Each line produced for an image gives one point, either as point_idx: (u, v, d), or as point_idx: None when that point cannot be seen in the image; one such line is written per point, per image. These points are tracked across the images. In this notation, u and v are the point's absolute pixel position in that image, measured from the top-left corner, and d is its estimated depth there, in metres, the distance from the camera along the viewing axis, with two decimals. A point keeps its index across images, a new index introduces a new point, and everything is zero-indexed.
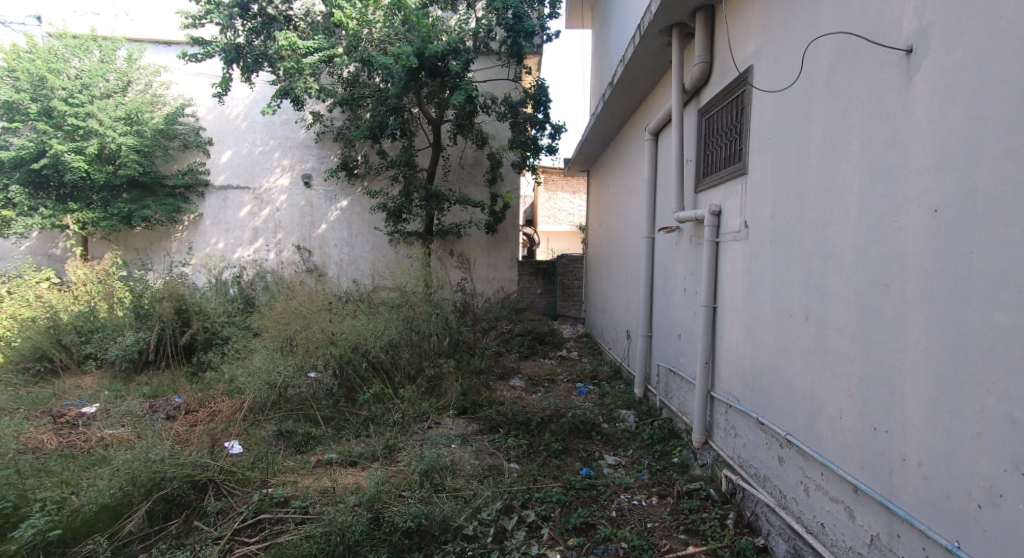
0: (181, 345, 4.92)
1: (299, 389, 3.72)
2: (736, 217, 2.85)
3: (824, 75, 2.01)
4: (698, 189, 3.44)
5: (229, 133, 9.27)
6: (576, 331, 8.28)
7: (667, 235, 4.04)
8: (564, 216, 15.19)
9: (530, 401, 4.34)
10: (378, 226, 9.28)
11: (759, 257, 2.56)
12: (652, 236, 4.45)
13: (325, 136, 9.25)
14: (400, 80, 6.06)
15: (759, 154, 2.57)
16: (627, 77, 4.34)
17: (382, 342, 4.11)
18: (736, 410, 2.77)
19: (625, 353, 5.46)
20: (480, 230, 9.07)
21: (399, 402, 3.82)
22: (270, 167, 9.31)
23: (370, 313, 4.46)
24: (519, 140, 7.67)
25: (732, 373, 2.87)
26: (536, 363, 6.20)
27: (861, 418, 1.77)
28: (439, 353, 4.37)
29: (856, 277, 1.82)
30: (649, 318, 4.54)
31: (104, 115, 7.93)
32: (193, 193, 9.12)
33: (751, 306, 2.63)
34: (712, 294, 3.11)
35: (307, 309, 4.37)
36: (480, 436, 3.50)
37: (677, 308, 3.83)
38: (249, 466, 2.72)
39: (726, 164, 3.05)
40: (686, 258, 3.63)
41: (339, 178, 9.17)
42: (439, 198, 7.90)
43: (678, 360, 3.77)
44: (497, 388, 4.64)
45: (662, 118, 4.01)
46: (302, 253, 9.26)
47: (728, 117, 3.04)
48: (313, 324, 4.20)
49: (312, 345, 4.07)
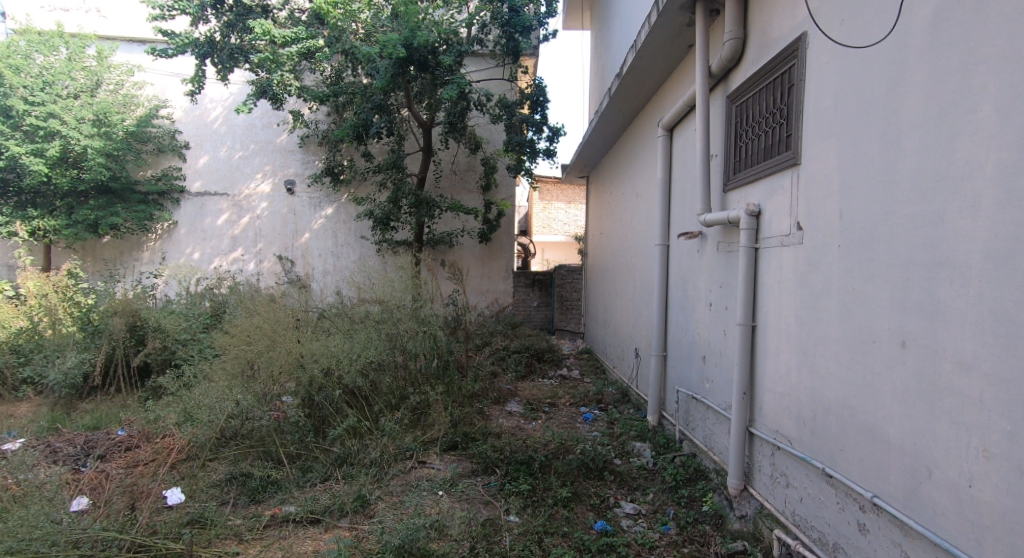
0: (133, 366, 4.34)
1: (264, 420, 3.18)
2: (783, 217, 2.35)
3: (928, 25, 1.53)
4: (729, 188, 2.95)
5: (207, 137, 8.74)
6: (576, 347, 7.76)
7: (687, 241, 3.56)
8: (559, 226, 14.77)
9: (530, 431, 3.80)
10: (365, 234, 8.77)
11: (820, 265, 2.05)
12: (667, 244, 3.99)
13: (309, 140, 8.75)
14: (385, 73, 5.55)
15: (818, 139, 2.08)
16: (639, 66, 3.88)
17: (362, 365, 3.54)
18: (788, 453, 2.25)
19: (633, 373, 4.96)
20: (472, 239, 8.58)
21: (378, 436, 3.27)
22: (250, 173, 8.79)
23: (349, 330, 3.91)
24: (515, 140, 7.14)
25: (779, 410, 2.35)
26: (534, 383, 5.66)
27: (1009, 492, 1.27)
28: (426, 377, 3.83)
29: (993, 292, 1.32)
30: (663, 337, 4.05)
31: (68, 115, 7.37)
32: (167, 200, 8.56)
33: (808, 327, 2.12)
34: (749, 311, 2.61)
35: (272, 321, 3.70)
36: (473, 480, 2.95)
37: (700, 326, 3.35)
38: (171, 534, 2.17)
39: (766, 155, 2.57)
40: (714, 267, 3.14)
41: (323, 184, 8.65)
42: (430, 204, 7.39)
43: (704, 386, 3.26)
44: (492, 416, 4.12)
45: (680, 109, 3.55)
46: (284, 263, 8.73)
47: (768, 101, 2.55)
48: (279, 338, 3.55)
49: (281, 371, 3.40)
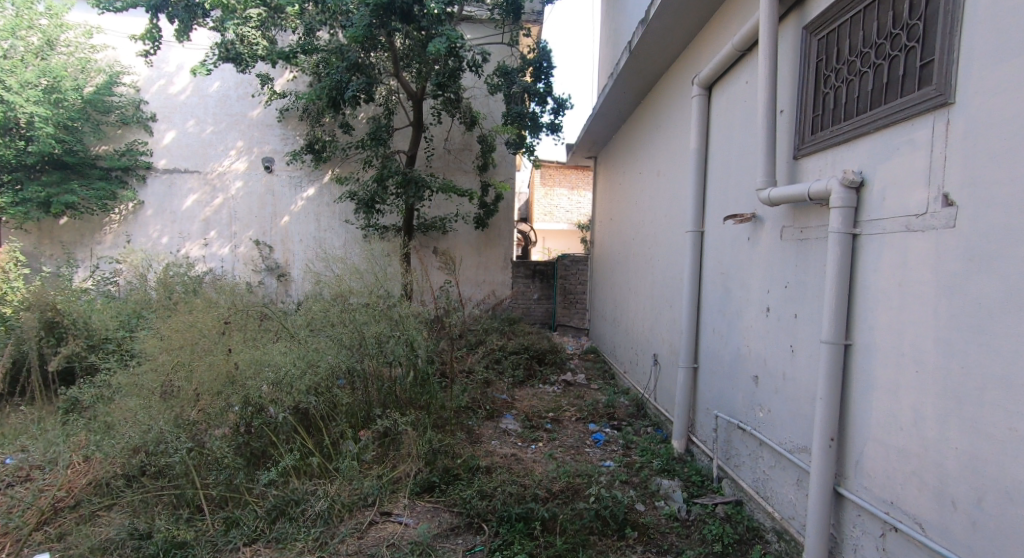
0: (51, 371, 3.58)
1: (196, 453, 2.46)
2: (913, 187, 1.57)
3: None
4: (802, 154, 2.17)
5: (176, 109, 7.90)
6: (581, 345, 7.05)
7: (733, 227, 2.80)
8: (561, 213, 13.97)
9: (529, 461, 3.09)
10: (349, 218, 8.02)
11: (999, 260, 1.30)
12: (700, 230, 3.25)
13: (289, 114, 7.95)
14: (360, 22, 4.84)
15: (996, 62, 1.31)
16: (672, 6, 3.08)
17: (315, 379, 2.77)
18: (918, 544, 1.51)
19: (651, 383, 4.23)
20: (467, 225, 7.82)
21: (332, 478, 2.55)
22: (224, 149, 7.98)
23: (302, 321, 3.08)
24: (515, 111, 6.45)
25: (896, 474, 1.60)
26: (533, 390, 4.94)
27: None
28: (401, 395, 3.13)
29: None
30: (694, 346, 3.31)
31: (10, 78, 6.42)
32: (132, 176, 7.76)
33: (966, 356, 1.38)
34: (839, 325, 1.84)
35: (202, 311, 2.87)
36: (451, 547, 2.22)
37: (751, 336, 2.60)
38: None
39: (874, 99, 1.78)
40: (777, 261, 2.38)
41: (303, 162, 7.87)
42: (419, 184, 6.54)
43: (757, 415, 2.51)
44: (482, 440, 3.39)
45: (727, 56, 2.77)
46: (261, 249, 7.98)
47: (876, 22, 1.78)
48: (209, 338, 2.67)
49: (210, 390, 2.55)
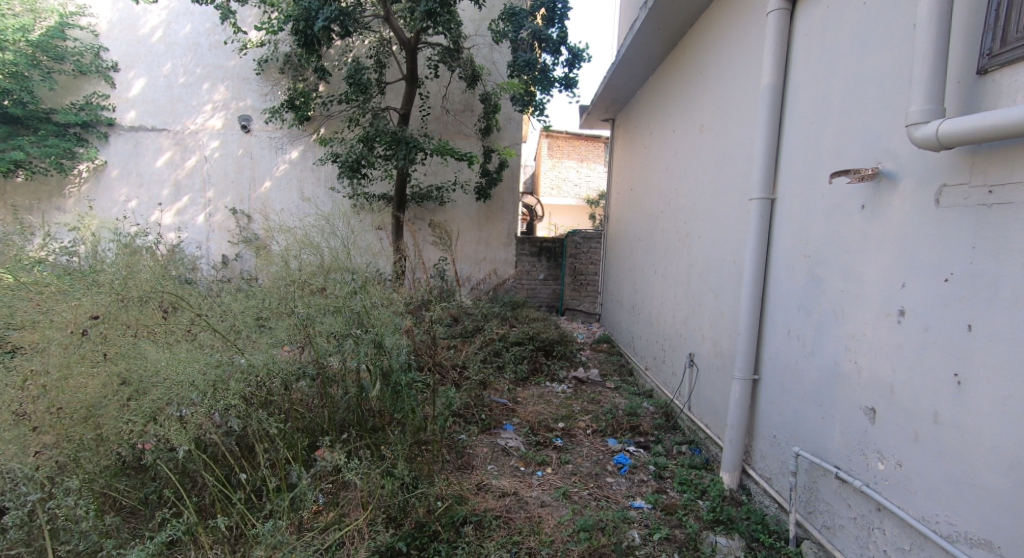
0: None
1: (57, 506, 1.69)
2: None
3: None
4: (1000, 62, 1.32)
5: (141, 57, 6.98)
6: (592, 333, 6.26)
7: (836, 190, 1.97)
8: (569, 187, 13.03)
9: (533, 503, 2.33)
10: (336, 186, 7.19)
11: None
12: (771, 198, 2.40)
13: (269, 66, 7.04)
14: None
15: None
16: None
17: (225, 401, 1.94)
18: None
19: (683, 389, 3.45)
20: (467, 195, 6.96)
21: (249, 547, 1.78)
22: (196, 105, 7.08)
23: (227, 310, 2.23)
24: (523, 60, 5.56)
25: None
26: (539, 389, 4.15)
27: None
28: (371, 416, 2.43)
29: None
30: (754, 352, 2.49)
31: None
32: (92, 133, 6.89)
33: None
34: None
35: (66, 295, 1.96)
36: None
37: (864, 350, 1.79)
38: None
39: None
40: (926, 241, 1.55)
41: (284, 120, 6.99)
42: (410, 145, 5.64)
43: (873, 467, 1.72)
44: (474, 470, 2.62)
45: None
46: (238, 219, 7.13)
47: None
48: (63, 347, 1.75)
49: (58, 423, 1.70)
